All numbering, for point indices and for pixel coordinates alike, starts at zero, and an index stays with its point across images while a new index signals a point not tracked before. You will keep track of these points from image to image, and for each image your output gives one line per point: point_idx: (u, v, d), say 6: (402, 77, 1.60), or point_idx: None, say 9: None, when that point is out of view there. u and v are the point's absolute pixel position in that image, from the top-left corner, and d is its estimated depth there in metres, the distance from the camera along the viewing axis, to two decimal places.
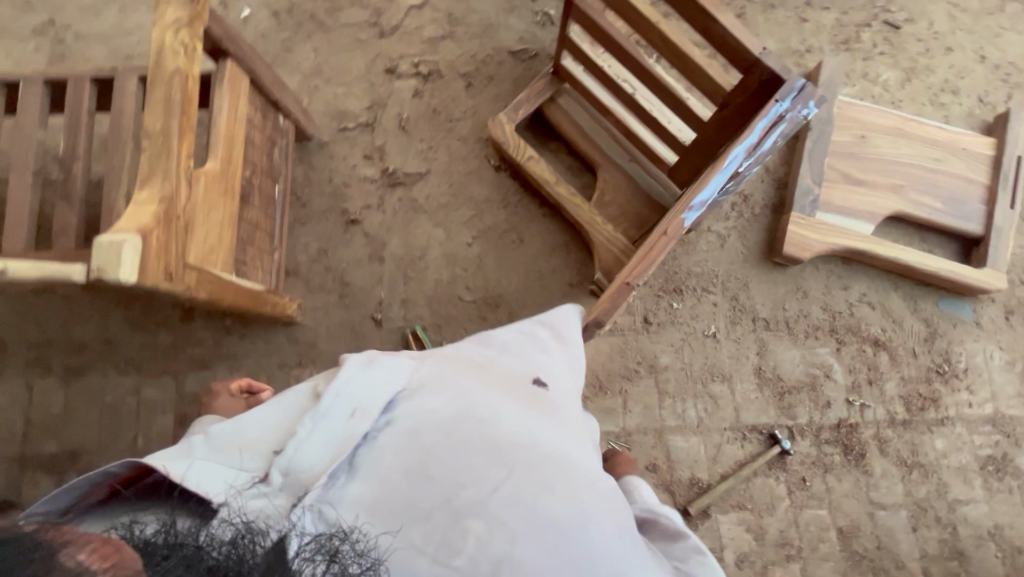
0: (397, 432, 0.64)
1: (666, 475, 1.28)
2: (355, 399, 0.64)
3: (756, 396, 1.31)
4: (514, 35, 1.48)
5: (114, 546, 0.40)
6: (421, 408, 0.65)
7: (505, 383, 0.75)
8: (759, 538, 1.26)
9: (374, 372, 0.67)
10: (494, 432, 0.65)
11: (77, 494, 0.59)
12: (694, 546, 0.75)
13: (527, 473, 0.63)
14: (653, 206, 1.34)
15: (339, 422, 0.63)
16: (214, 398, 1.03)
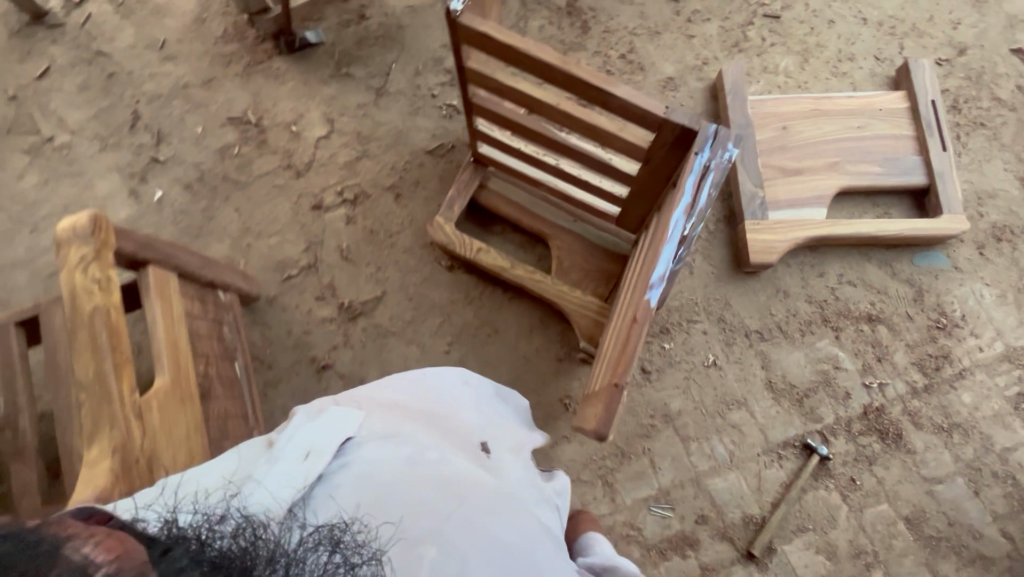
0: (352, 469, 0.63)
1: (718, 522, 1.21)
2: (312, 443, 0.64)
3: (777, 410, 1.27)
4: (426, 134, 1.49)
5: (117, 540, 0.43)
6: (374, 448, 0.66)
7: (453, 427, 0.77)
8: (832, 556, 1.19)
9: (326, 420, 0.67)
10: (447, 466, 0.67)
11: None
12: None
13: (478, 501, 0.65)
14: (612, 257, 1.33)
15: (294, 463, 0.62)
16: None
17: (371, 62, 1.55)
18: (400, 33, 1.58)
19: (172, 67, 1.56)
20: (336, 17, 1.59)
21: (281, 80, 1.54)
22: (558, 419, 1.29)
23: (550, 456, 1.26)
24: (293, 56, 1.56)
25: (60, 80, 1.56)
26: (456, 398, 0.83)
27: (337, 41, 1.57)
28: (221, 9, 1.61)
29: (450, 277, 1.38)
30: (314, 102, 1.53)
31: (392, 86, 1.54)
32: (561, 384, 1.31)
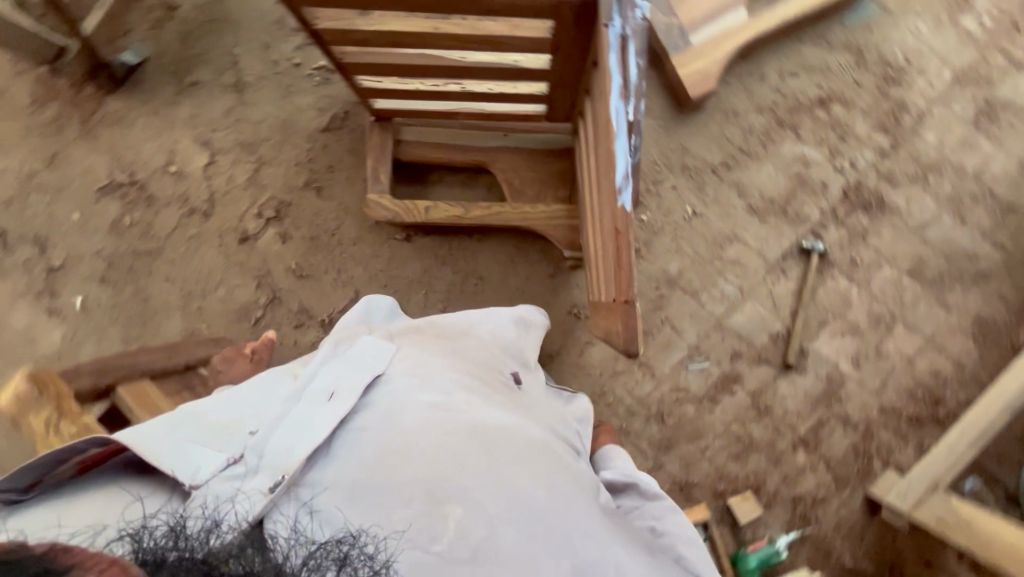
0: (377, 408, 0.62)
1: (752, 351, 1.28)
2: (337, 384, 0.64)
3: (767, 229, 1.29)
4: (313, 112, 1.33)
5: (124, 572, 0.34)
6: (400, 389, 0.64)
7: (481, 372, 0.76)
8: (857, 333, 1.27)
9: (357, 357, 0.67)
10: (474, 414, 0.64)
11: (37, 475, 0.53)
12: (669, 505, 0.78)
13: (509, 452, 0.61)
14: (559, 156, 1.25)
15: (320, 405, 0.62)
16: (230, 365, 0.96)
17: (214, 57, 1.34)
18: (223, 9, 1.36)
19: (2, 162, 1.32)
20: (145, 23, 1.34)
21: (128, 122, 1.33)
22: (574, 330, 1.29)
23: (582, 365, 1.28)
24: (125, 89, 1.33)
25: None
26: (476, 343, 0.85)
27: (162, 50, 1.34)
28: (13, 72, 1.34)
29: (413, 247, 1.31)
30: (177, 130, 1.33)
31: (249, 74, 1.34)
32: (564, 298, 1.29)
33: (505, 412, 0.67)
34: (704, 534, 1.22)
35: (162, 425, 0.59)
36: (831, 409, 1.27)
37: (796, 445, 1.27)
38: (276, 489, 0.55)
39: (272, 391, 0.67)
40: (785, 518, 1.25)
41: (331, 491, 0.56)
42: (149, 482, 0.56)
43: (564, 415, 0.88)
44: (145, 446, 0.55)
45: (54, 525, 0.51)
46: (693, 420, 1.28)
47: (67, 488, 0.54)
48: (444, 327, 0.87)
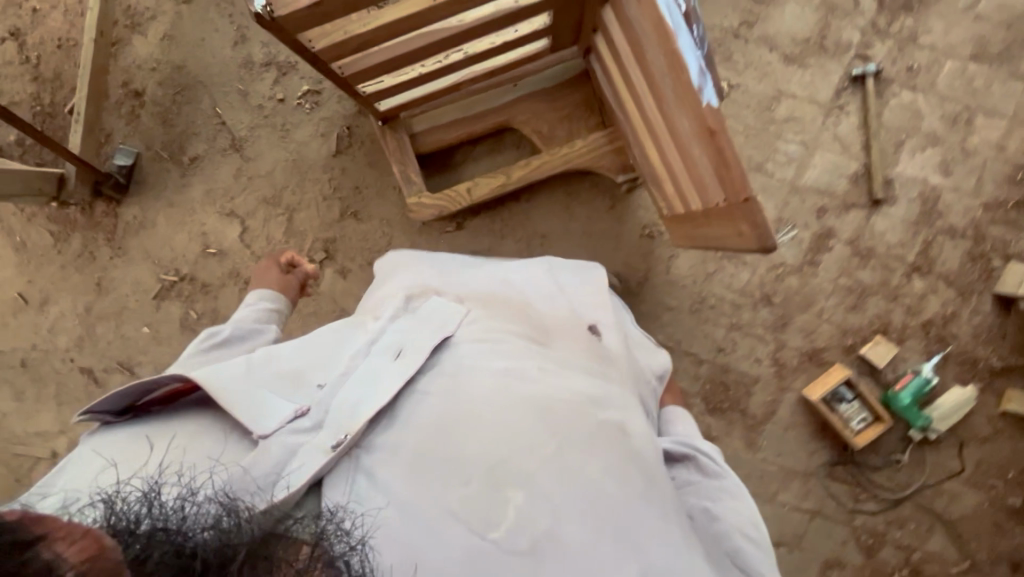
0: (447, 372, 0.61)
1: (838, 201, 1.23)
2: (406, 344, 0.64)
3: (812, 72, 1.21)
4: (317, 140, 1.28)
5: (92, 545, 0.35)
6: (469, 355, 0.63)
7: (548, 337, 0.73)
8: (937, 141, 1.21)
9: (428, 321, 0.67)
10: (544, 392, 0.62)
11: (129, 400, 0.57)
12: (733, 487, 0.73)
13: (575, 439, 0.58)
14: (577, 85, 1.19)
15: (389, 366, 0.61)
16: (262, 266, 1.01)
17: (200, 126, 1.29)
18: (186, 73, 1.29)
19: (56, 308, 1.30)
20: (121, 119, 1.29)
21: (152, 223, 1.30)
22: (654, 250, 1.27)
23: (674, 279, 1.28)
24: (134, 192, 1.30)
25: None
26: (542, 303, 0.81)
27: (149, 139, 1.29)
28: (24, 219, 1.31)
29: (467, 233, 1.28)
30: (200, 211, 1.30)
31: (241, 128, 1.29)
32: (632, 223, 1.27)
33: (578, 392, 0.64)
34: (851, 392, 1.23)
35: (238, 366, 0.60)
36: (934, 227, 1.22)
37: (910, 275, 1.24)
38: (337, 448, 0.54)
39: (348, 343, 0.67)
40: (922, 347, 1.25)
41: (390, 460, 0.55)
42: (208, 419, 0.57)
43: (643, 371, 0.86)
44: (220, 388, 0.56)
45: (112, 464, 0.53)
46: (800, 291, 1.26)
47: (147, 418, 0.57)
48: (512, 284, 0.84)
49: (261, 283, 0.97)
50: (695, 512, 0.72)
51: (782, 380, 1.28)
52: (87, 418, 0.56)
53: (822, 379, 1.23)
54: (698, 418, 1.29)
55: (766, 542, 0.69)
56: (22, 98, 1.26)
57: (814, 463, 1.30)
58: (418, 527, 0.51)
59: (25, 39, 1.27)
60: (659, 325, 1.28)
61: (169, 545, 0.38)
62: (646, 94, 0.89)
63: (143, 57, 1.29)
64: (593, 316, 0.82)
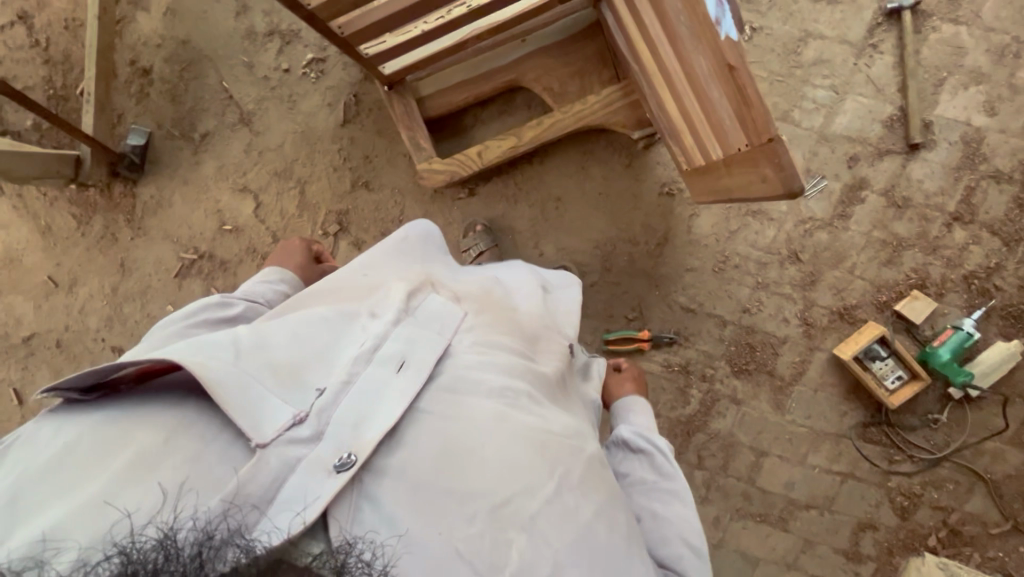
0: (449, 390, 0.56)
1: (870, 149, 1.15)
2: (409, 352, 0.56)
3: (841, 9, 1.13)
4: (325, 110, 1.26)
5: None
6: (471, 370, 0.58)
7: (535, 354, 0.69)
8: (982, 77, 1.12)
9: (426, 326, 0.60)
10: (543, 423, 0.58)
11: (98, 376, 0.48)
12: (670, 489, 0.73)
13: (573, 479, 0.56)
14: (589, 36, 1.13)
15: (389, 376, 0.54)
16: (287, 243, 0.96)
17: (208, 102, 1.28)
18: (191, 48, 1.28)
19: (84, 289, 1.33)
20: (131, 98, 1.29)
21: (169, 202, 1.31)
22: (673, 210, 1.23)
23: (695, 239, 1.23)
24: (149, 172, 1.31)
25: (24, 392, 1.32)
26: (522, 311, 0.77)
27: (160, 118, 1.29)
28: (47, 203, 1.33)
29: (480, 198, 1.26)
30: (214, 188, 1.30)
31: (249, 102, 1.27)
32: (650, 181, 1.22)
33: (567, 426, 0.61)
34: (886, 350, 1.17)
35: (225, 353, 0.51)
36: (978, 171, 1.14)
37: (950, 226, 1.16)
38: (342, 471, 0.47)
39: (345, 337, 0.57)
40: (963, 300, 1.18)
41: (397, 489, 0.49)
42: (195, 410, 0.48)
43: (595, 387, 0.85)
44: (210, 379, 0.47)
45: (82, 465, 0.43)
46: (831, 245, 1.20)
47: (115, 401, 0.48)
48: (490, 287, 0.79)
49: (284, 261, 0.92)
50: (644, 515, 0.71)
51: (810, 340, 1.23)
52: (49, 392, 0.48)
53: (854, 337, 1.18)
54: (723, 381, 1.26)
55: (704, 553, 0.69)
56: (35, 81, 1.27)
57: (846, 425, 1.26)
58: (422, 563, 0.46)
59: (33, 21, 1.27)
60: (680, 287, 1.25)
61: None
62: (662, 38, 0.83)
63: (148, 34, 1.28)
64: (563, 336, 0.81)
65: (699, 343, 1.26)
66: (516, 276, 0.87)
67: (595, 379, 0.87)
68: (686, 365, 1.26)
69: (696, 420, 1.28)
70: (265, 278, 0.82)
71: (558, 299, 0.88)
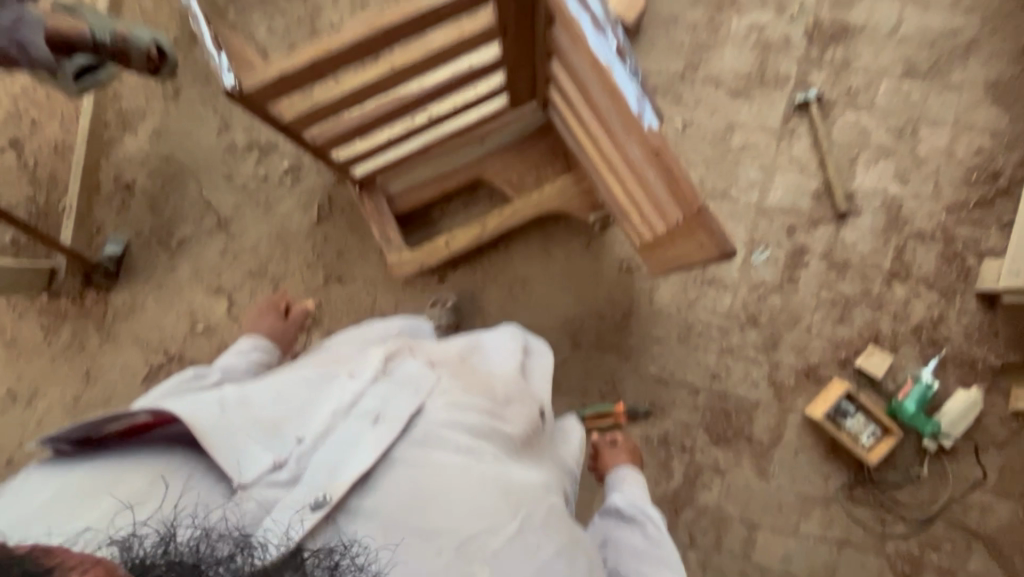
0: (421, 441, 0.60)
1: (803, 220, 1.27)
2: (384, 408, 0.61)
3: (758, 102, 1.28)
4: (299, 212, 1.34)
5: (103, 573, 0.40)
6: (441, 425, 0.62)
7: (507, 409, 0.72)
8: (888, 152, 1.27)
9: (401, 384, 0.65)
10: (506, 473, 0.63)
11: (89, 430, 0.56)
12: (659, 559, 0.72)
13: (534, 519, 0.61)
14: (541, 135, 1.26)
15: (363, 429, 0.59)
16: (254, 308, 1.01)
17: (186, 210, 1.35)
18: (173, 163, 1.36)
19: (45, 401, 1.30)
20: (111, 210, 1.34)
21: (141, 306, 1.33)
22: (634, 284, 1.29)
23: (658, 310, 1.28)
24: (124, 279, 1.34)
25: None
26: (500, 371, 0.81)
27: (138, 227, 1.34)
28: (14, 316, 1.33)
29: (450, 284, 1.31)
30: (188, 290, 1.33)
31: (226, 208, 1.34)
32: (610, 259, 1.29)
33: (530, 476, 0.65)
34: (853, 406, 1.21)
35: (216, 408, 0.59)
36: (903, 233, 1.25)
37: (889, 282, 1.25)
38: (316, 509, 0.53)
39: (323, 397, 0.63)
40: (917, 352, 1.24)
41: (370, 525, 0.54)
42: (192, 456, 0.57)
43: (571, 448, 0.87)
44: (204, 431, 0.56)
45: (76, 496, 0.52)
46: (785, 308, 1.26)
47: (106, 450, 0.56)
48: (467, 350, 0.83)
49: (253, 326, 0.95)
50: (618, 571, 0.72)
51: (782, 401, 1.25)
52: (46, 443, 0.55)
53: (821, 396, 1.21)
54: (703, 451, 1.26)
55: None
56: (18, 201, 1.33)
57: (832, 487, 1.24)
58: None
59: (22, 146, 1.35)
60: (650, 358, 1.28)
61: None
62: (599, 130, 0.94)
63: (133, 152, 1.36)
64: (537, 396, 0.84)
65: (675, 413, 1.27)
66: (494, 341, 0.89)
67: (572, 445, 0.88)
68: (665, 438, 1.26)
69: (681, 494, 1.25)
70: (239, 348, 0.87)
71: (533, 362, 0.91)
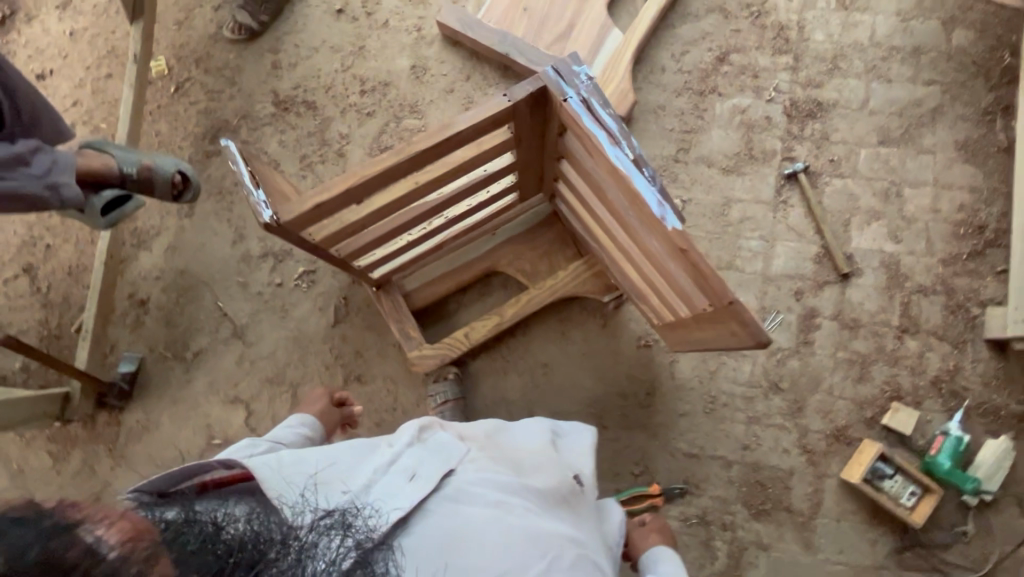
0: (452, 494, 0.64)
1: (809, 283, 1.31)
2: (419, 467, 0.65)
3: (750, 177, 1.36)
4: (315, 314, 1.34)
5: (127, 523, 0.47)
6: (471, 481, 0.66)
7: (536, 471, 0.74)
8: (878, 213, 1.33)
9: (435, 446, 0.68)
10: (532, 524, 0.65)
11: (173, 482, 0.62)
12: None
13: (561, 563, 0.64)
14: (548, 223, 1.31)
15: (399, 484, 0.63)
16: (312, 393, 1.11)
17: (201, 321, 1.35)
18: (187, 276, 1.37)
19: None
20: (125, 328, 1.34)
21: (156, 423, 1.30)
22: (654, 359, 1.30)
23: (680, 383, 1.29)
24: (138, 396, 1.32)
25: None
26: (527, 441, 0.83)
27: (152, 342, 1.34)
28: (22, 444, 1.29)
29: (469, 375, 1.31)
30: (204, 403, 1.31)
31: (242, 317, 1.35)
32: (627, 336, 1.31)
33: (557, 529, 0.67)
34: (890, 467, 1.19)
35: (273, 463, 0.64)
36: (906, 288, 1.30)
37: (901, 338, 1.28)
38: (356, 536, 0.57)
39: (366, 461, 0.66)
40: (940, 405, 1.25)
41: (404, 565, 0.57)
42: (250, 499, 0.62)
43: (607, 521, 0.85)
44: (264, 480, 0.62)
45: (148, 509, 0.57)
46: (805, 372, 1.28)
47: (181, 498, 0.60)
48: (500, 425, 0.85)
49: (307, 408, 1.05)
50: None
51: (816, 467, 1.24)
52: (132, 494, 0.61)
53: (856, 459, 1.20)
54: (744, 526, 1.23)
55: None
56: (31, 326, 1.33)
57: (879, 553, 1.21)
58: None
59: (36, 271, 1.36)
60: (678, 433, 1.27)
61: (200, 537, 0.49)
62: (600, 209, 0.99)
63: (147, 269, 1.37)
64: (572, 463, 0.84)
65: (711, 489, 1.25)
66: (527, 422, 0.90)
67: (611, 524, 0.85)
68: (703, 516, 1.23)
69: (727, 575, 1.21)
70: (291, 423, 0.96)
71: (570, 436, 0.90)
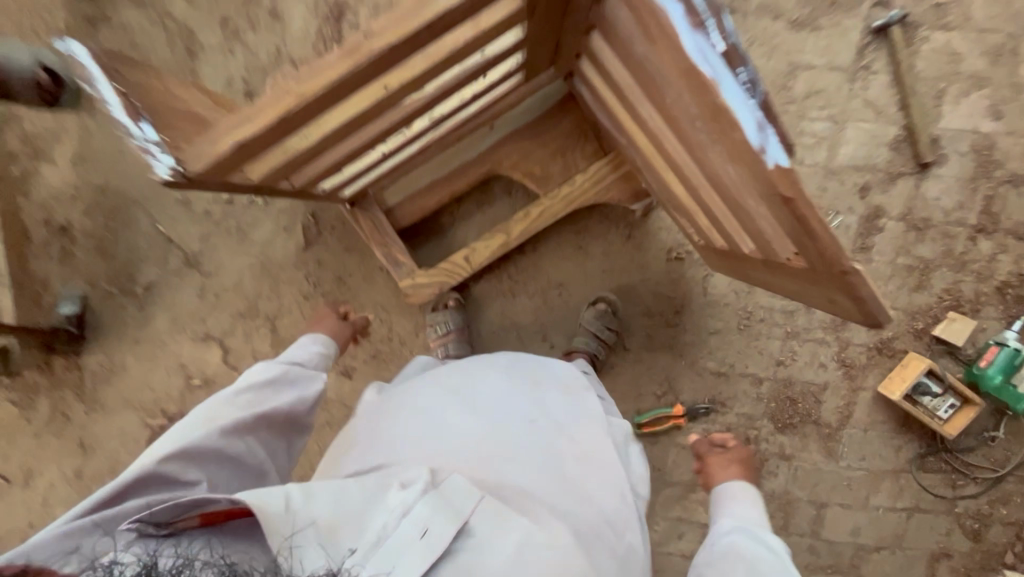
0: (467, 555, 0.51)
1: (880, 176, 1.07)
2: (434, 522, 0.51)
3: (823, 36, 1.04)
4: (282, 235, 1.12)
5: None
6: (490, 541, 0.53)
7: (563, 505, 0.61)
8: (982, 80, 1.04)
9: (454, 493, 0.55)
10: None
11: (175, 512, 0.47)
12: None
13: None
14: (563, 111, 1.02)
15: (405, 548, 0.50)
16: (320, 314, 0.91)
17: (144, 248, 1.12)
18: (114, 194, 1.10)
19: (37, 482, 1.15)
20: (53, 260, 1.11)
21: (119, 365, 1.14)
22: (684, 273, 1.13)
23: (713, 299, 1.14)
24: (90, 337, 1.14)
25: None
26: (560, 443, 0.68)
27: (91, 276, 1.12)
28: None
29: (473, 300, 1.14)
30: (170, 341, 1.14)
31: (193, 242, 1.12)
32: (655, 247, 1.13)
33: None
34: (937, 384, 1.09)
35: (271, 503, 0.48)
36: (994, 178, 1.07)
37: (974, 239, 1.09)
38: None
39: (374, 506, 0.52)
40: (1001, 312, 1.11)
41: None
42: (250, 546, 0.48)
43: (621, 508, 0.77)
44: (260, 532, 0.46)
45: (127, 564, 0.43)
46: None
47: (179, 537, 0.47)
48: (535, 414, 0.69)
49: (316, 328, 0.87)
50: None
51: (852, 381, 1.16)
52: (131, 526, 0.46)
53: (899, 374, 1.10)
54: (770, 439, 1.17)
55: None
56: None
57: (903, 459, 1.18)
58: None
59: None
60: (707, 352, 1.15)
61: None
62: (646, 104, 0.71)
63: (60, 186, 1.10)
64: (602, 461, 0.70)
65: (739, 407, 1.16)
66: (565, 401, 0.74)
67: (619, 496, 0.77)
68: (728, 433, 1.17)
69: None
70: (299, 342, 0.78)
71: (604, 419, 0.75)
